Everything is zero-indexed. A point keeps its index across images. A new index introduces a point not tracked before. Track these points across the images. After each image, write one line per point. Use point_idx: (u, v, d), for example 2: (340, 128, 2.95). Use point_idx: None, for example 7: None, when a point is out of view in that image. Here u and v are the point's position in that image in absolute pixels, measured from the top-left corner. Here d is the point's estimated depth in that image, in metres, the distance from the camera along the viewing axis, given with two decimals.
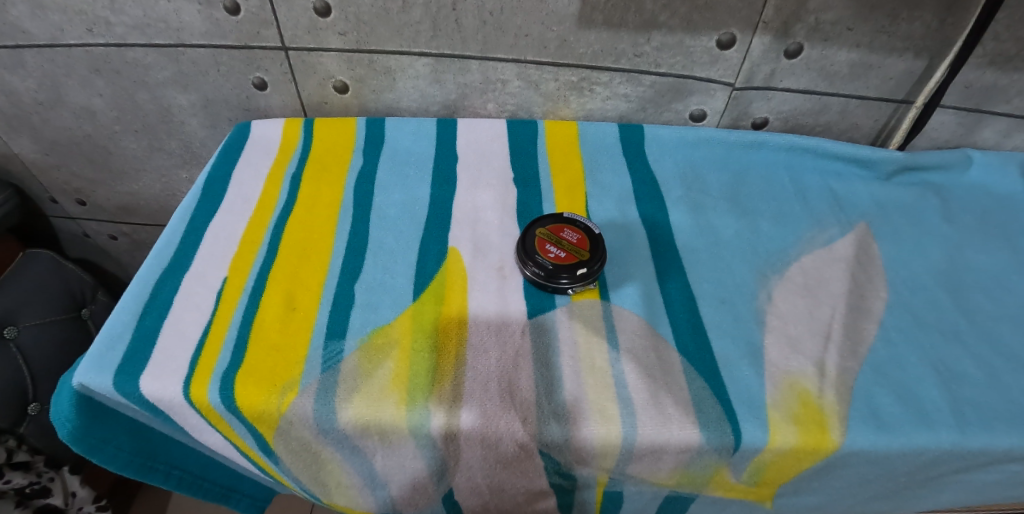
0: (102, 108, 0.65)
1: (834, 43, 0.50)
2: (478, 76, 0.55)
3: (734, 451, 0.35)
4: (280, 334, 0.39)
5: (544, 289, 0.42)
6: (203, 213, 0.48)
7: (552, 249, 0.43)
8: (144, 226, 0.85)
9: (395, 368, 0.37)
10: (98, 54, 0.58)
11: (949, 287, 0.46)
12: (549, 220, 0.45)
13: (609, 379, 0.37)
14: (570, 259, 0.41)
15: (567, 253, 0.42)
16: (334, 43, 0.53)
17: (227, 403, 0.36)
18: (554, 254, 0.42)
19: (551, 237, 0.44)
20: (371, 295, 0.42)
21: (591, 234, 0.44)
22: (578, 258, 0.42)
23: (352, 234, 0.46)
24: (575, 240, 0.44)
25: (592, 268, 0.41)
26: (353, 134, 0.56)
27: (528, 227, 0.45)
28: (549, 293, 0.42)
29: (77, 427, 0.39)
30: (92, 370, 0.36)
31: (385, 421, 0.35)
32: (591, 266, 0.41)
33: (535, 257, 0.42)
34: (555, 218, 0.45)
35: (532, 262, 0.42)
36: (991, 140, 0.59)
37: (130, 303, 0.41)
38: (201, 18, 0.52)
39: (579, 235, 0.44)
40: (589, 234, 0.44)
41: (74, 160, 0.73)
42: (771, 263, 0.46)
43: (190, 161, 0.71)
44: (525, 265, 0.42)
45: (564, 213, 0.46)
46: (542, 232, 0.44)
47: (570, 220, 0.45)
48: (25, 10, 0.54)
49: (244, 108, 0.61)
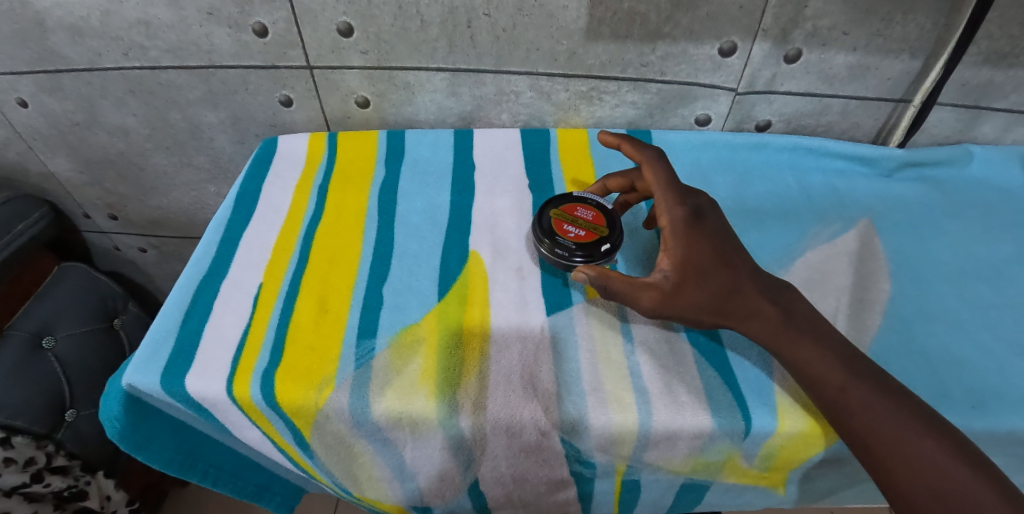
0: (135, 127, 0.68)
1: (832, 47, 0.52)
2: (492, 88, 0.58)
3: (745, 435, 0.37)
4: (314, 334, 0.41)
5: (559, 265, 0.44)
6: (237, 224, 0.51)
7: (571, 228, 0.45)
8: (172, 239, 0.88)
9: (423, 363, 0.39)
10: (133, 77, 0.62)
11: (951, 278, 0.48)
12: (561, 201, 0.48)
13: (625, 370, 0.39)
14: (590, 237, 0.45)
15: (585, 231, 0.45)
16: (357, 61, 0.56)
17: (268, 399, 0.38)
18: (574, 233, 0.45)
19: (567, 217, 0.46)
20: (399, 297, 0.44)
21: (606, 212, 0.47)
22: (597, 234, 0.45)
23: (378, 240, 0.49)
24: (590, 218, 0.46)
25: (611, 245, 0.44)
26: (375, 147, 0.59)
27: (543, 207, 0.48)
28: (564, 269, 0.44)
29: (125, 425, 0.42)
30: (141, 371, 0.39)
31: (416, 413, 0.37)
32: (611, 240, 0.44)
33: (557, 238, 0.44)
34: (566, 199, 0.48)
35: (552, 237, 0.45)
36: (991, 135, 0.61)
37: (173, 309, 0.44)
38: (231, 40, 0.56)
39: (593, 212, 0.47)
40: (602, 210, 0.47)
41: (107, 177, 0.77)
42: (777, 259, 0.48)
43: (217, 176, 0.74)
44: (542, 242, 0.45)
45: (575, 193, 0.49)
46: (558, 212, 0.47)
47: (583, 199, 0.48)
48: (64, 37, 0.58)
49: (270, 124, 0.65)
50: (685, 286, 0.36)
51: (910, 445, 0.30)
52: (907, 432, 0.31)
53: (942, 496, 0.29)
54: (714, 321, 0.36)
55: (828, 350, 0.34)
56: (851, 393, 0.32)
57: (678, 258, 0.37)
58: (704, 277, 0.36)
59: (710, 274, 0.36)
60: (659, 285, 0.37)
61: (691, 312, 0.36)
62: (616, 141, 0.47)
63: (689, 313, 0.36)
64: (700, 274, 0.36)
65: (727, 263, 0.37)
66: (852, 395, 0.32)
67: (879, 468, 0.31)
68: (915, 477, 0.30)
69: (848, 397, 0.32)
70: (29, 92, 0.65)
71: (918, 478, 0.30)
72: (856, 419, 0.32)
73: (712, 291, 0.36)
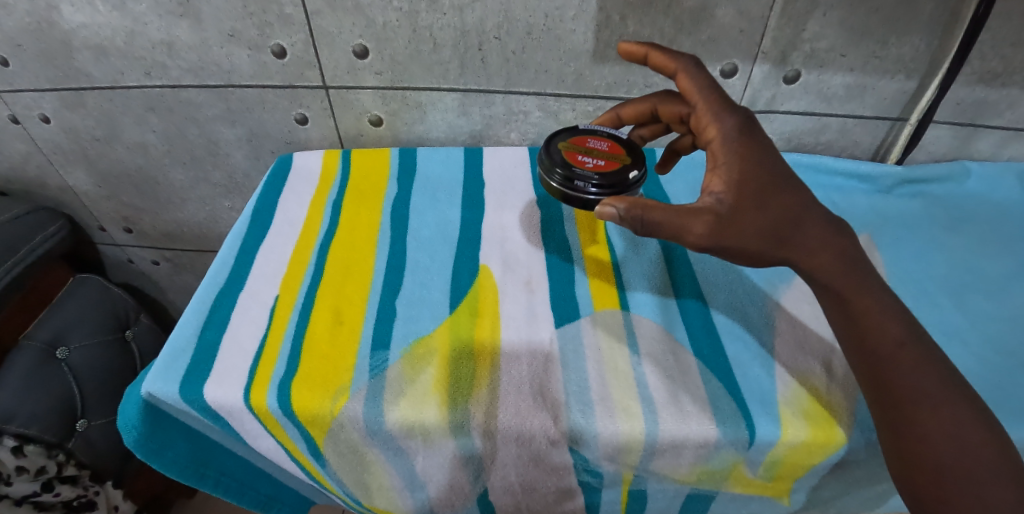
0: (153, 142, 0.70)
1: (830, 67, 0.54)
2: (502, 108, 0.60)
3: (750, 444, 0.38)
4: (329, 345, 0.43)
5: (578, 196, 0.44)
6: (254, 237, 0.53)
7: (587, 158, 0.46)
8: (184, 252, 0.89)
9: (435, 373, 0.41)
10: (154, 95, 0.64)
11: (950, 291, 0.49)
12: (571, 135, 0.48)
13: (632, 380, 0.40)
14: (610, 164, 0.45)
15: (603, 159, 0.46)
16: (371, 81, 0.58)
17: (285, 407, 0.39)
18: (593, 163, 0.45)
19: (580, 148, 0.47)
20: (411, 309, 0.46)
21: (619, 141, 0.48)
22: (614, 161, 0.45)
23: (391, 253, 0.51)
24: (605, 148, 0.47)
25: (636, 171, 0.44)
26: (388, 163, 0.61)
27: (550, 140, 0.48)
28: (581, 199, 0.44)
29: (142, 433, 0.43)
30: (160, 379, 0.40)
31: (428, 422, 0.38)
32: (631, 165, 0.45)
33: (576, 167, 0.44)
34: (576, 133, 0.48)
35: (566, 166, 0.45)
36: (987, 151, 0.62)
37: (191, 320, 0.45)
38: (250, 61, 0.58)
39: (607, 142, 0.47)
40: (615, 140, 0.48)
41: (124, 191, 0.79)
42: (779, 273, 0.49)
43: (232, 190, 0.76)
44: (553, 174, 0.45)
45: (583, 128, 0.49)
46: (567, 144, 0.47)
47: (592, 131, 0.49)
48: (89, 56, 0.61)
49: (286, 141, 0.67)
50: (743, 206, 0.32)
51: (947, 405, 0.31)
52: (947, 395, 0.31)
53: (967, 466, 0.29)
54: (773, 252, 0.33)
55: (886, 304, 0.33)
56: (908, 349, 0.32)
57: (733, 181, 0.33)
58: (763, 202, 0.33)
59: (768, 191, 0.33)
60: (715, 208, 0.32)
61: (750, 238, 0.32)
62: (644, 50, 0.39)
63: (746, 241, 0.32)
64: (758, 198, 0.33)
65: (783, 185, 0.33)
66: (906, 350, 0.32)
67: (909, 419, 0.31)
68: (950, 444, 0.30)
69: (903, 352, 0.32)
70: (53, 109, 0.68)
71: (944, 434, 0.30)
72: (907, 373, 0.31)
73: (770, 215, 0.33)
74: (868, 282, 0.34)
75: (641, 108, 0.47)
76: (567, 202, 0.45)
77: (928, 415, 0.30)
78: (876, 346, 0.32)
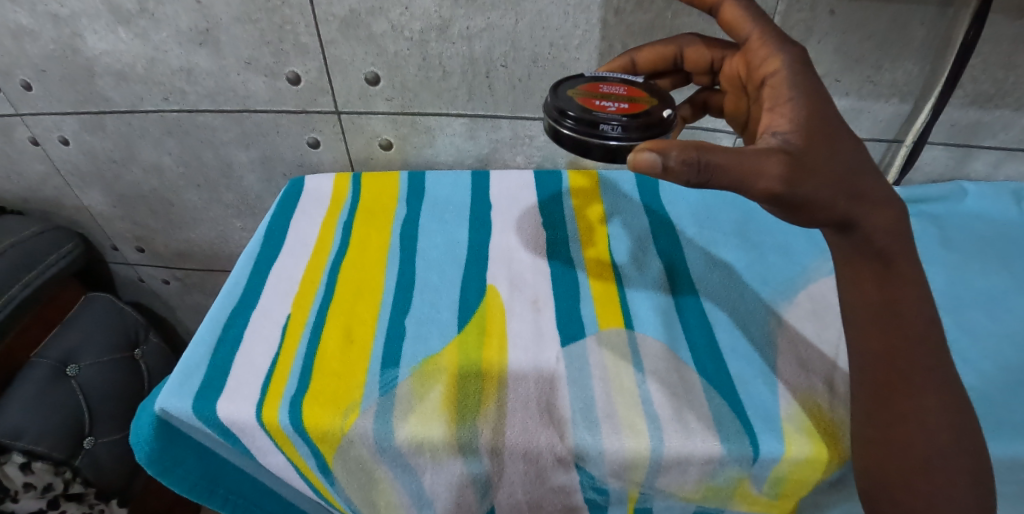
0: (169, 164, 0.73)
1: (826, 93, 0.57)
2: (508, 132, 0.62)
3: (754, 461, 0.38)
4: (340, 362, 0.44)
5: (602, 140, 0.37)
6: (267, 257, 0.54)
7: (607, 103, 0.40)
8: (195, 271, 0.91)
9: (444, 390, 0.42)
10: (172, 119, 0.66)
11: (950, 308, 0.50)
12: (584, 83, 0.42)
13: (637, 397, 0.41)
14: (634, 107, 0.40)
15: (625, 103, 0.40)
16: (382, 107, 0.60)
17: (296, 424, 0.40)
18: (615, 107, 0.39)
19: (596, 95, 0.41)
20: (420, 328, 0.47)
21: (636, 84, 0.43)
22: (636, 106, 0.40)
23: (400, 273, 0.52)
24: (621, 93, 0.41)
25: (666, 111, 0.39)
26: (397, 186, 0.62)
27: (559, 88, 0.41)
28: (603, 144, 0.37)
29: (154, 449, 0.44)
30: (175, 396, 0.41)
31: (437, 438, 0.39)
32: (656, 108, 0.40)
33: (599, 110, 0.38)
34: (588, 81, 0.42)
35: (582, 110, 0.38)
36: (983, 171, 0.63)
37: (205, 337, 0.46)
38: (266, 87, 0.60)
39: (622, 89, 0.42)
40: (631, 86, 0.42)
41: (138, 211, 0.81)
42: (781, 291, 0.50)
43: (244, 211, 0.78)
44: (567, 119, 0.38)
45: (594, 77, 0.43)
46: (579, 91, 0.41)
47: (603, 79, 0.43)
48: (110, 82, 0.63)
49: (298, 164, 0.69)
50: (812, 143, 0.31)
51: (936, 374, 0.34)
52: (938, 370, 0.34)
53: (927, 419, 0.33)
54: (845, 205, 0.32)
55: (923, 283, 0.35)
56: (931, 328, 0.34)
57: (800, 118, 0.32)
58: (831, 143, 0.32)
59: (834, 132, 0.32)
60: (786, 149, 0.30)
61: (822, 185, 0.31)
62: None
63: (820, 187, 0.30)
64: (825, 138, 0.32)
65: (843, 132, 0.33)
66: (932, 330, 0.34)
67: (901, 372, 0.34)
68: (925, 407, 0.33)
69: (932, 331, 0.34)
70: (73, 132, 0.70)
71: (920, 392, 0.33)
72: (927, 352, 0.34)
73: (837, 159, 0.31)
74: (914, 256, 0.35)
75: (664, 52, 0.45)
76: (585, 153, 0.38)
77: (932, 394, 0.33)
78: (911, 319, 0.34)
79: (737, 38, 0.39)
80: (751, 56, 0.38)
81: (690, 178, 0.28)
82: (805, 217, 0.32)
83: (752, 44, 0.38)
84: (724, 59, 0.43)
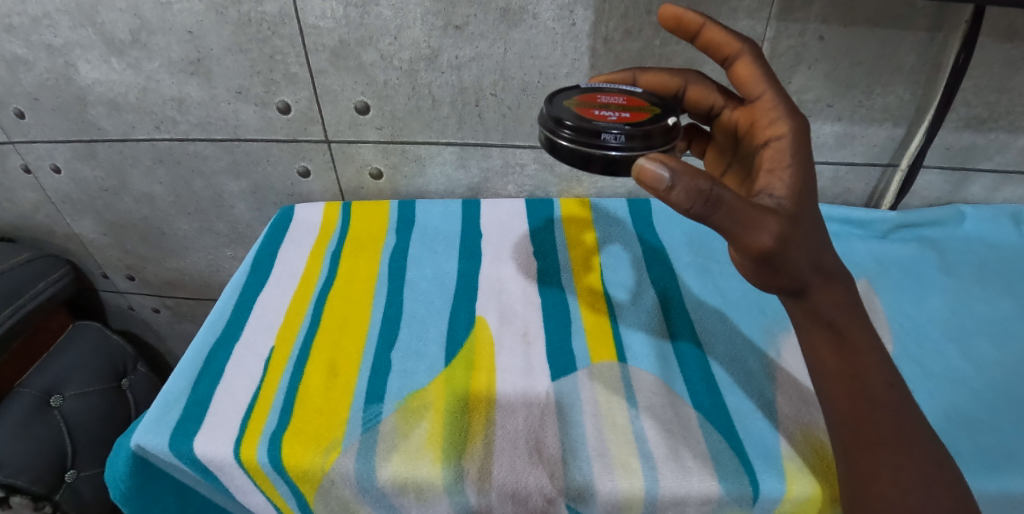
0: (160, 194, 0.72)
1: (818, 117, 0.56)
2: (499, 161, 0.62)
3: (754, 501, 0.36)
4: (323, 398, 0.42)
5: (597, 149, 0.36)
6: (252, 288, 0.53)
7: (607, 112, 0.38)
8: (185, 300, 0.90)
9: (430, 428, 0.40)
10: (162, 147, 0.66)
11: (953, 336, 0.48)
12: (580, 94, 0.41)
13: (630, 434, 0.39)
14: (635, 115, 0.38)
15: (626, 112, 0.38)
16: (372, 135, 0.60)
17: (275, 463, 0.38)
18: (615, 115, 0.38)
19: (594, 105, 0.39)
20: (407, 361, 0.45)
21: (636, 95, 0.41)
22: (639, 114, 0.38)
23: (388, 305, 0.51)
24: (621, 102, 0.40)
25: (671, 118, 0.38)
26: (387, 215, 0.62)
27: (555, 99, 0.40)
28: (603, 156, 0.35)
29: (129, 487, 0.42)
30: (150, 432, 0.40)
31: (422, 478, 0.37)
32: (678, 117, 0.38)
33: (596, 119, 0.36)
34: (585, 92, 0.41)
35: (580, 120, 0.37)
36: (980, 195, 0.63)
37: (186, 369, 0.45)
38: (256, 116, 0.60)
39: (623, 98, 0.40)
40: (631, 95, 0.41)
41: (129, 239, 0.80)
42: (779, 321, 0.49)
43: (234, 240, 0.77)
44: (564, 129, 0.37)
45: (591, 88, 0.42)
46: (576, 102, 0.40)
47: (600, 90, 0.42)
48: (102, 110, 0.63)
49: (288, 193, 0.68)
50: (799, 216, 0.31)
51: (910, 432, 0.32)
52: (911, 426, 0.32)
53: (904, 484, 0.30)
54: (808, 278, 0.32)
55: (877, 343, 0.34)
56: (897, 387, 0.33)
57: (795, 185, 0.32)
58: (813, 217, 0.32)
59: (817, 212, 0.33)
60: (779, 212, 0.30)
61: (798, 258, 0.31)
62: (701, 20, 0.38)
63: (799, 254, 0.31)
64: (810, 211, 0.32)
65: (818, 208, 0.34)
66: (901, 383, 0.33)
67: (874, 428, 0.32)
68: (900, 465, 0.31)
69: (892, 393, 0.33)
70: (64, 161, 0.70)
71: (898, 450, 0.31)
72: (890, 415, 0.32)
73: (814, 235, 0.32)
74: (864, 318, 0.34)
75: (667, 81, 0.44)
76: (586, 166, 0.36)
77: (902, 458, 0.31)
78: (872, 381, 0.33)
79: (747, 94, 0.38)
80: (759, 114, 0.37)
81: (693, 207, 0.27)
82: (770, 283, 0.32)
83: (762, 105, 0.36)
84: (725, 107, 0.42)
